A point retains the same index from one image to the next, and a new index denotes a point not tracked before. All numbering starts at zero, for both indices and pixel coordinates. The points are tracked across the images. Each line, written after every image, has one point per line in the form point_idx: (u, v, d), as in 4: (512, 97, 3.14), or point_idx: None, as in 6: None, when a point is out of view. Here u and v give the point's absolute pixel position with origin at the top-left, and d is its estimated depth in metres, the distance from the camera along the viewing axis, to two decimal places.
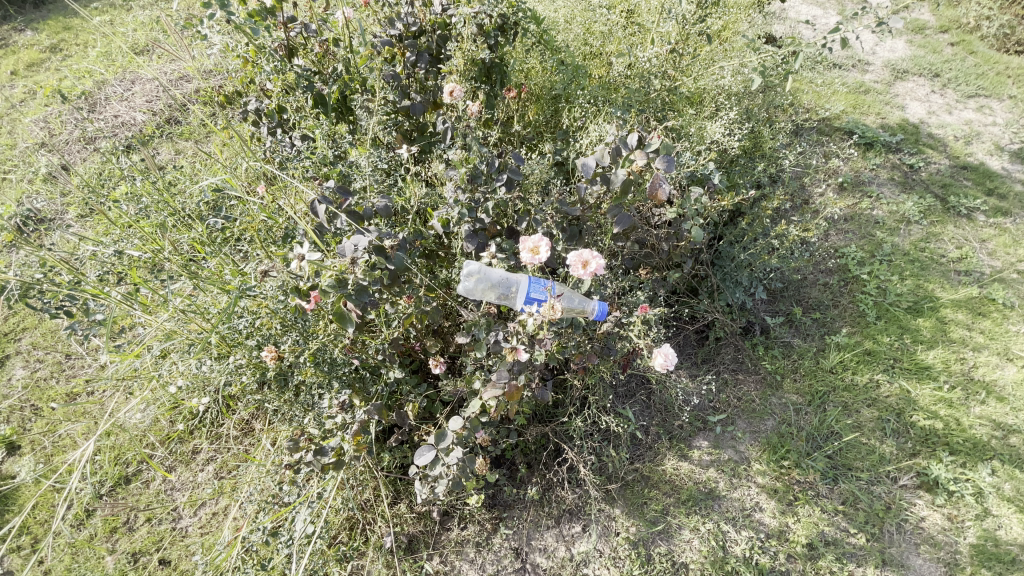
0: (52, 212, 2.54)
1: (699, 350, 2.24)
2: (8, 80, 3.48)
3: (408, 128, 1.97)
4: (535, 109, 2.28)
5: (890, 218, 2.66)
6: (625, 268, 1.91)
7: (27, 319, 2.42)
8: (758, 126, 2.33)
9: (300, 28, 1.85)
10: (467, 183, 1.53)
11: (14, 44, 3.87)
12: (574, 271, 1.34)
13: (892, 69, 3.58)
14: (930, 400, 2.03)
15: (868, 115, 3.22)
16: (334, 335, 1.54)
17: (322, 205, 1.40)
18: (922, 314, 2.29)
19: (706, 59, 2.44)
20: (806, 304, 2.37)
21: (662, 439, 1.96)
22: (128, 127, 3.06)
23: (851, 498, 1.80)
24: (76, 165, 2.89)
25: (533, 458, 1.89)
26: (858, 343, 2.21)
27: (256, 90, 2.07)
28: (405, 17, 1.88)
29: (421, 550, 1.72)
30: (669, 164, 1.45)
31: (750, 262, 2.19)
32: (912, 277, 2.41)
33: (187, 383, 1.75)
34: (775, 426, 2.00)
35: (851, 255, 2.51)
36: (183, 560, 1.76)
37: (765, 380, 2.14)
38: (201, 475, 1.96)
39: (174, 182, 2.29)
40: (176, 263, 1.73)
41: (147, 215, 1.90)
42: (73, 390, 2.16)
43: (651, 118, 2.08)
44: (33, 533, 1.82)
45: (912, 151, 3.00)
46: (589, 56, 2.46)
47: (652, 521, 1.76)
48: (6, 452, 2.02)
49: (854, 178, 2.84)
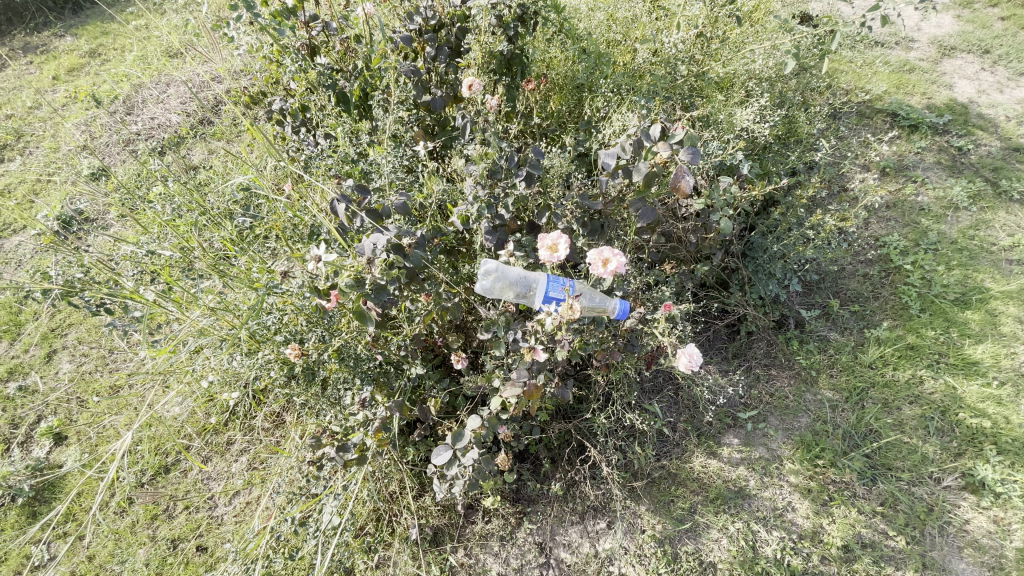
0: (94, 212, 2.66)
1: (730, 345, 2.18)
2: (51, 86, 3.64)
3: (430, 124, 1.99)
4: (558, 100, 2.26)
5: (936, 204, 2.52)
6: (652, 261, 1.87)
7: (73, 314, 2.55)
8: (793, 111, 2.23)
9: (321, 27, 1.90)
10: (486, 178, 1.52)
11: (56, 50, 4.04)
12: (594, 270, 1.31)
13: (938, 45, 3.38)
14: (978, 397, 1.92)
15: (912, 95, 3.04)
16: (358, 332, 1.60)
17: (341, 204, 1.39)
18: (970, 306, 2.16)
19: (736, 42, 2.34)
20: (843, 296, 2.27)
21: (690, 436, 1.92)
22: (163, 128, 3.17)
23: (890, 499, 1.73)
24: (115, 167, 3.00)
25: (557, 454, 1.87)
26: (900, 337, 2.11)
27: (282, 90, 2.11)
28: (424, 11, 1.86)
29: (446, 542, 1.73)
30: (694, 155, 1.40)
31: (784, 253, 2.11)
32: (960, 267, 2.28)
33: (218, 378, 1.80)
34: (809, 423, 1.93)
35: (893, 244, 2.39)
36: (218, 547, 1.82)
37: (800, 375, 2.07)
38: (235, 465, 2.02)
39: (205, 182, 2.36)
40: (207, 262, 1.78)
41: (180, 215, 1.97)
42: (116, 383, 2.26)
43: (677, 106, 2.02)
44: (78, 520, 1.93)
45: (961, 133, 2.82)
46: (612, 43, 2.38)
47: (679, 519, 1.73)
48: (55, 441, 2.14)
49: (896, 163, 2.70)
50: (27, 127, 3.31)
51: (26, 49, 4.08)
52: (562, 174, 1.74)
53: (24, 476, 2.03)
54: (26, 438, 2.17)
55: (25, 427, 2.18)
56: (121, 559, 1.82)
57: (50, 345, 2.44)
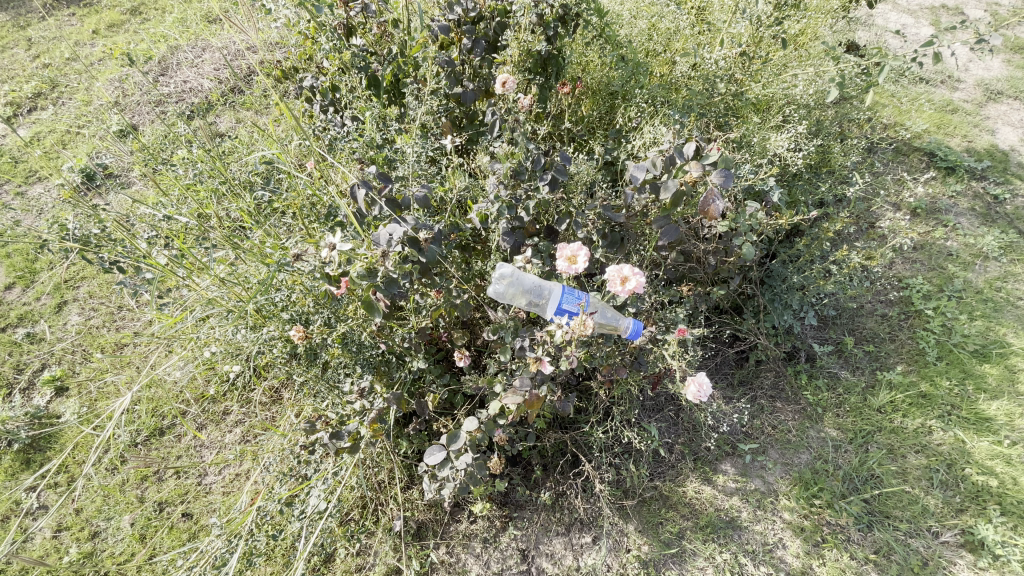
0: (119, 168, 2.69)
1: (737, 371, 2.14)
2: (89, 39, 3.68)
3: (459, 115, 1.97)
4: (590, 104, 2.21)
5: (965, 251, 2.45)
6: (668, 279, 1.83)
7: (87, 268, 2.58)
8: (828, 141, 2.20)
9: (360, 7, 1.90)
10: (510, 178, 1.48)
11: (98, 4, 4.07)
12: (611, 286, 1.29)
13: (985, 88, 3.29)
14: (986, 454, 1.85)
15: (953, 136, 2.97)
16: (363, 319, 1.56)
17: (361, 190, 1.38)
18: (989, 360, 2.10)
19: (778, 65, 2.26)
20: (858, 334, 2.22)
21: (686, 460, 1.89)
22: (195, 92, 3.18)
23: (885, 548, 1.68)
24: (144, 127, 3.03)
25: (550, 462, 1.85)
26: (913, 384, 2.05)
27: (314, 67, 2.10)
28: (464, 1, 1.80)
29: (429, 538, 1.72)
30: (726, 178, 1.35)
31: (804, 285, 2.07)
32: (982, 318, 2.22)
33: (221, 348, 1.80)
34: (810, 461, 1.88)
35: (916, 287, 2.33)
36: (204, 515, 1.82)
37: (805, 411, 2.02)
38: (229, 435, 2.03)
39: (230, 151, 2.36)
40: (222, 233, 1.78)
41: (201, 181, 1.97)
42: (121, 340, 2.28)
43: (711, 124, 1.98)
44: (70, 473, 1.95)
45: (999, 180, 2.74)
46: (651, 53, 2.35)
47: (665, 543, 1.70)
48: (55, 392, 2.16)
49: (929, 205, 2.64)
50: (62, 77, 3.34)
51: (69, 1, 4.12)
52: (586, 182, 1.71)
53: (23, 422, 2.05)
54: (28, 385, 2.19)
55: (28, 374, 2.21)
56: (107, 516, 1.84)
57: (61, 296, 2.46)
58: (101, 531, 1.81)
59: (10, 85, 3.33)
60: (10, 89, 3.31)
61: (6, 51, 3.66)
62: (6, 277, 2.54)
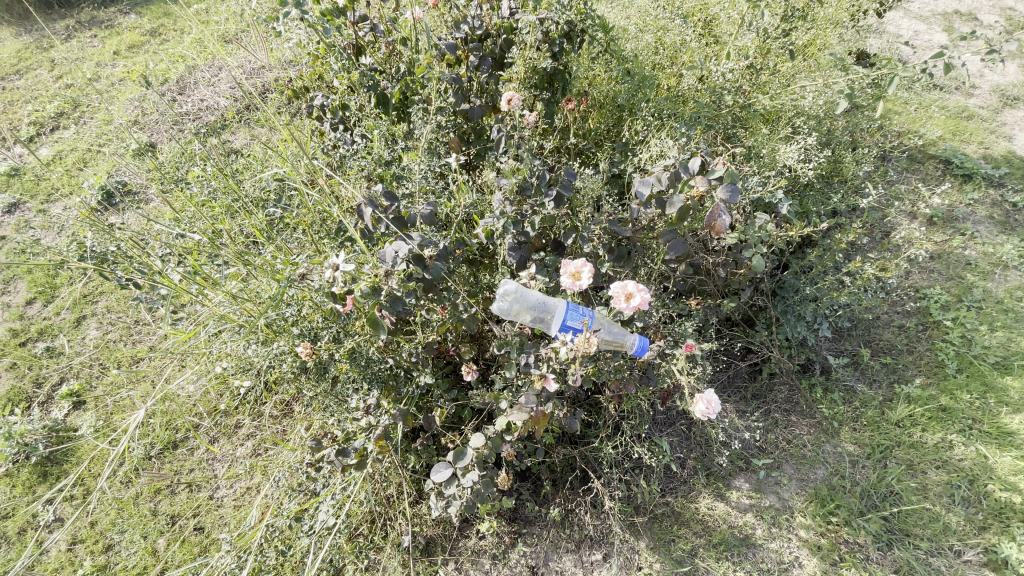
0: (136, 185, 2.75)
1: (750, 385, 2.11)
2: (111, 60, 3.81)
3: (466, 130, 2.01)
4: (597, 118, 2.22)
5: (984, 260, 2.40)
6: (677, 291, 1.82)
7: (106, 283, 2.63)
8: (839, 151, 2.18)
9: (368, 28, 1.94)
10: (515, 194, 1.48)
11: (119, 26, 4.20)
12: (616, 303, 1.28)
13: (1001, 94, 3.24)
14: (1010, 470, 1.79)
15: (968, 143, 2.92)
16: (370, 335, 1.58)
17: (368, 209, 1.38)
18: (1011, 372, 2.04)
19: (787, 76, 2.26)
20: (875, 346, 2.18)
21: (698, 475, 1.86)
22: (211, 110, 3.27)
23: (905, 567, 1.63)
24: (161, 145, 3.11)
25: (559, 477, 1.84)
26: (932, 397, 2.00)
27: (325, 86, 2.14)
28: (472, 20, 1.90)
29: (437, 554, 1.71)
30: (732, 194, 1.35)
31: (817, 296, 2.04)
32: (1004, 329, 2.16)
33: (233, 364, 1.84)
34: (826, 477, 1.84)
35: (934, 297, 2.28)
36: (215, 528, 1.83)
37: (821, 425, 1.98)
38: (241, 449, 2.04)
39: (243, 168, 2.41)
40: (233, 250, 1.80)
41: (215, 198, 2.01)
42: (137, 354, 2.32)
43: (718, 137, 1.98)
44: (85, 485, 1.98)
45: (1017, 188, 2.69)
46: (658, 67, 2.35)
47: (677, 561, 1.68)
48: (73, 406, 2.20)
49: (946, 213, 2.59)
50: (84, 97, 3.44)
51: (92, 23, 4.26)
52: (593, 196, 1.71)
53: (40, 435, 2.09)
54: (46, 399, 2.24)
55: (47, 387, 2.26)
56: (120, 529, 1.86)
57: (80, 311, 2.52)
58: (114, 544, 1.83)
59: (35, 106, 3.45)
60: (34, 110, 3.42)
61: (31, 73, 3.79)
62: (28, 292, 2.61)
